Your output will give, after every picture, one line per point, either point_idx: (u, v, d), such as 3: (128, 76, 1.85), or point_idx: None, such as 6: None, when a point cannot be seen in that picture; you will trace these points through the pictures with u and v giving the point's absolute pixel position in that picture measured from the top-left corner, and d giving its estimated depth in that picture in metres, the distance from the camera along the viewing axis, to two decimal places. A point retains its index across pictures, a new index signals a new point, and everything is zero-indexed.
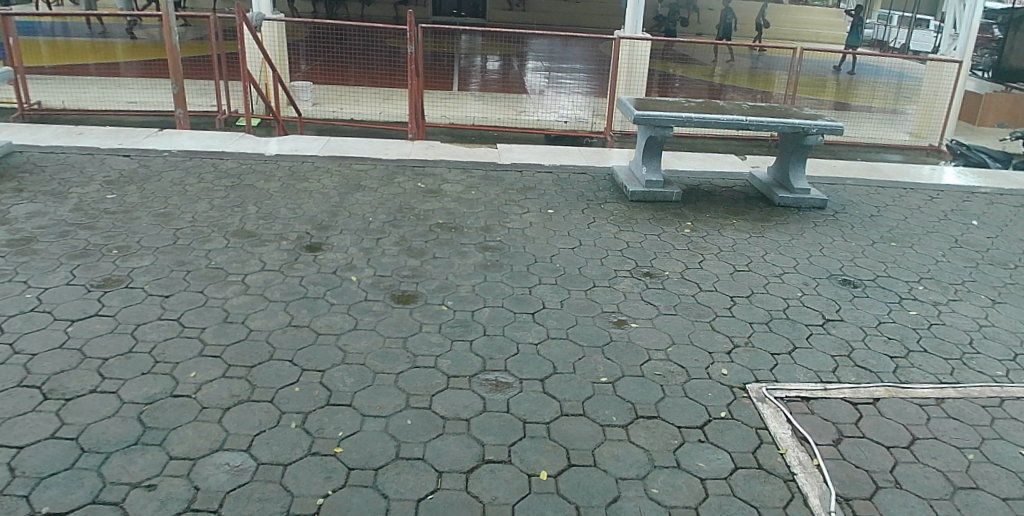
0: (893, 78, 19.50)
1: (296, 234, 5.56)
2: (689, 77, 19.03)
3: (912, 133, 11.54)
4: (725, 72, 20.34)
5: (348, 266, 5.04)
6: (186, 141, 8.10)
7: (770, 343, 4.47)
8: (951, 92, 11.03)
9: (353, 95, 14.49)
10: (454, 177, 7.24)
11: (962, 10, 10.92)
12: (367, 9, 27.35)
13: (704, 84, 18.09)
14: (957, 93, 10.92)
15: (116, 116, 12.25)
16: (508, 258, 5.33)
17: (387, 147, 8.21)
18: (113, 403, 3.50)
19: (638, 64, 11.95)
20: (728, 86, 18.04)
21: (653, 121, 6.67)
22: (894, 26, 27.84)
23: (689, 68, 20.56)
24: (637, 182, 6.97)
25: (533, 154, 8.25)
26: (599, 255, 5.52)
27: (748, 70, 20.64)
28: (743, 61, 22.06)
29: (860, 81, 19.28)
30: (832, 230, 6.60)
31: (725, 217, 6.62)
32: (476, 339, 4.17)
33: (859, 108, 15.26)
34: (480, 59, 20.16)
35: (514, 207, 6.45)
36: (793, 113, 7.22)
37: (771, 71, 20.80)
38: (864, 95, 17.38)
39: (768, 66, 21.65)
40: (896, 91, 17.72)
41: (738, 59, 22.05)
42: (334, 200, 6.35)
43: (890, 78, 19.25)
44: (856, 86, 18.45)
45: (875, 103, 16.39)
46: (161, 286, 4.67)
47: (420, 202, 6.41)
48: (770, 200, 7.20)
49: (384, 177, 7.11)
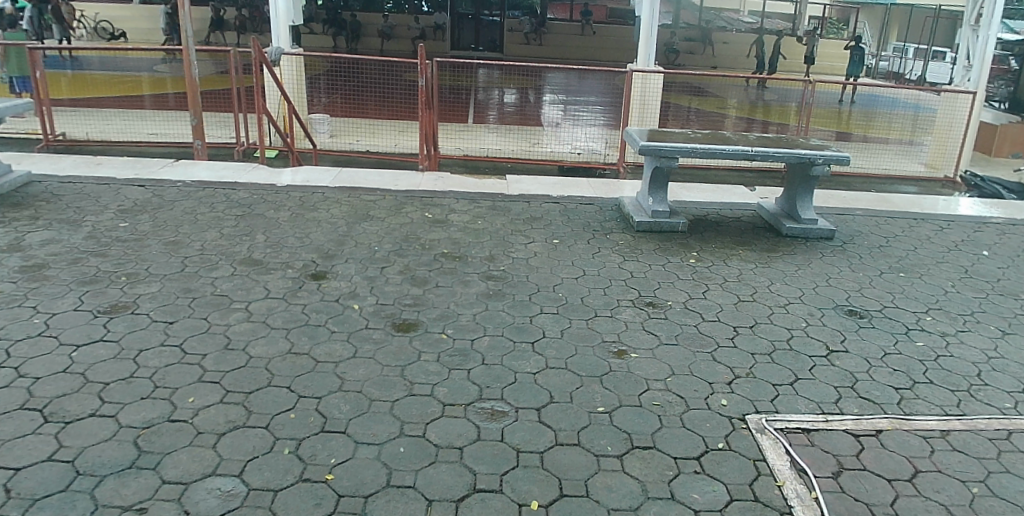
0: (909, 109, 19.57)
1: (302, 262, 5.62)
2: (704, 109, 19.16)
3: (928, 164, 11.44)
4: (740, 105, 20.47)
5: (351, 294, 5.09)
6: (202, 172, 8.27)
7: (773, 374, 4.42)
8: (966, 122, 10.98)
9: (370, 127, 14.78)
10: (461, 208, 7.29)
11: (975, 41, 10.92)
12: (387, 43, 27.92)
13: (720, 116, 18.20)
14: (972, 123, 10.89)
15: (138, 147, 12.69)
16: (511, 287, 5.34)
17: (397, 178, 8.31)
18: (111, 426, 3.53)
19: (651, 97, 12.13)
20: (744, 118, 18.12)
21: (659, 151, 6.67)
22: (910, 58, 27.95)
23: (704, 101, 20.71)
24: (643, 213, 6.96)
25: (542, 185, 8.32)
26: (602, 285, 5.51)
27: (763, 103, 20.80)
28: (757, 95, 22.32)
29: (875, 113, 19.32)
30: (840, 261, 6.56)
31: (732, 247, 6.59)
32: (474, 368, 4.17)
33: (873, 140, 15.27)
34: (498, 92, 20.48)
35: (520, 237, 6.49)
36: (800, 144, 7.21)
37: (786, 103, 20.90)
38: (879, 126, 17.43)
39: (782, 99, 21.85)
40: (912, 123, 17.72)
41: (752, 94, 22.30)
42: (342, 230, 6.43)
43: (902, 112, 19.34)
44: (871, 118, 18.48)
45: (890, 134, 16.43)
46: (166, 313, 4.73)
47: (426, 232, 6.48)
48: (777, 230, 7.18)
49: (393, 207, 7.19)
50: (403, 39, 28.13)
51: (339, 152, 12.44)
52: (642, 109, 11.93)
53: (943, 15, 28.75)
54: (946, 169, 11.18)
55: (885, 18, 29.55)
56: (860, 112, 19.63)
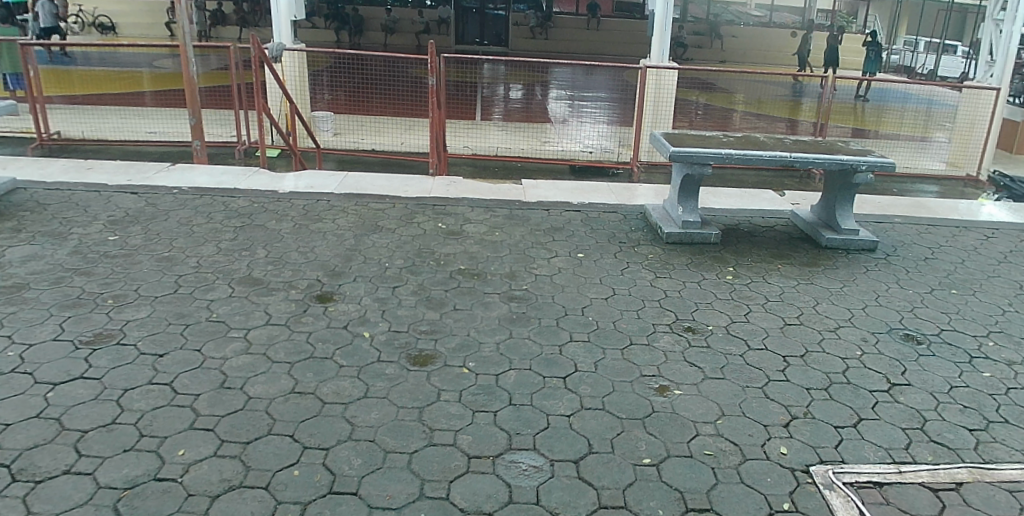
0: (922, 105, 19.17)
1: (306, 282, 5.16)
2: (715, 104, 18.70)
3: (948, 163, 11.00)
4: (750, 101, 19.99)
5: (361, 319, 4.62)
6: (199, 177, 7.81)
7: (833, 413, 3.95)
8: (989, 121, 10.49)
9: (376, 125, 14.31)
10: (476, 217, 6.81)
11: (999, 36, 10.35)
12: (390, 37, 27.49)
13: (731, 112, 17.70)
14: (995, 122, 10.38)
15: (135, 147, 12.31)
16: (535, 310, 4.87)
17: (406, 184, 7.86)
18: (87, 488, 3.08)
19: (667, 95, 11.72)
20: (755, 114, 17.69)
21: (690, 158, 6.16)
22: (920, 51, 27.47)
23: (714, 96, 20.24)
24: (672, 224, 6.47)
25: (560, 192, 7.87)
26: (634, 306, 5.02)
27: (774, 98, 20.37)
28: (767, 89, 21.88)
29: (888, 109, 18.85)
30: (887, 276, 6.06)
31: (770, 261, 6.10)
32: (501, 410, 3.70)
33: (890, 137, 14.80)
34: (505, 88, 19.98)
35: (541, 250, 6.01)
36: (840, 148, 6.69)
37: (797, 98, 20.45)
38: (891, 122, 17.02)
39: (793, 93, 21.41)
40: (927, 120, 17.25)
41: (762, 89, 21.88)
42: (349, 244, 5.96)
43: (916, 108, 18.85)
44: (885, 114, 18.02)
45: (905, 130, 15.96)
46: (155, 343, 4.27)
47: (440, 245, 6.01)
48: (815, 241, 6.69)
49: (403, 216, 6.72)
50: (405, 32, 27.61)
51: (344, 152, 11.99)
52: (657, 107, 11.48)
53: (955, 8, 28.32)
54: (967, 167, 10.73)
55: (896, 10, 29.09)
56: (872, 108, 19.15)
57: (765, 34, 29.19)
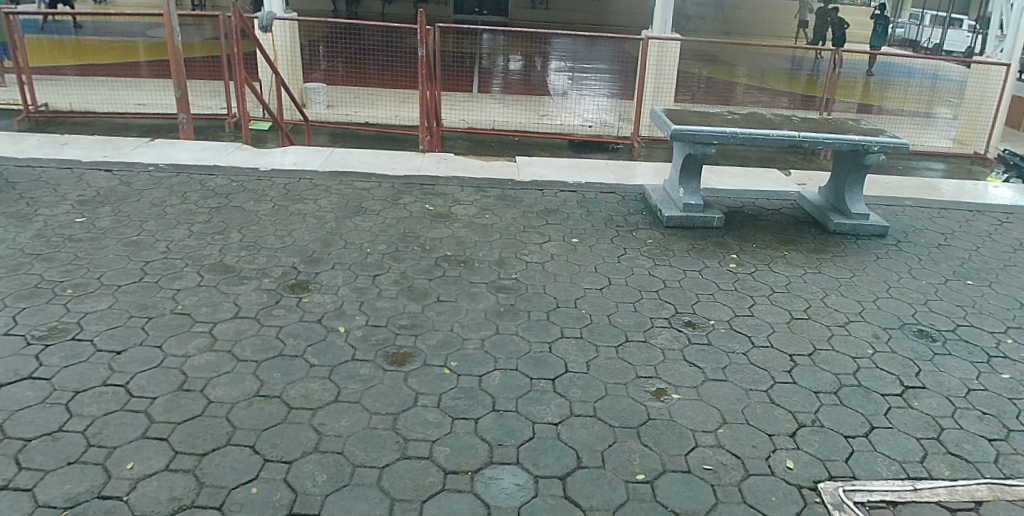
0: (928, 80, 18.75)
1: (281, 269, 4.83)
2: (717, 77, 18.25)
3: (957, 140, 10.59)
4: (753, 73, 19.48)
5: (337, 311, 4.30)
6: (179, 154, 7.45)
7: (843, 421, 3.65)
8: (998, 96, 10.05)
9: (369, 97, 13.88)
10: (466, 198, 6.45)
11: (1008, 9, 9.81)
12: (389, 7, 27.04)
13: (734, 86, 17.20)
14: (1006, 98, 9.95)
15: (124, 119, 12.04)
16: (525, 302, 4.55)
17: (395, 162, 7.50)
18: (23, 508, 2.79)
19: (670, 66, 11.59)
20: (758, 88, 17.25)
21: (694, 137, 5.77)
22: (927, 25, 26.90)
23: (716, 69, 19.72)
24: (673, 206, 6.10)
25: (556, 170, 7.50)
26: (631, 297, 4.70)
27: (777, 72, 19.90)
28: (770, 62, 21.39)
29: (894, 84, 18.37)
30: (898, 265, 5.74)
31: (776, 247, 5.77)
32: (482, 418, 3.40)
33: (897, 114, 14.38)
34: (504, 60, 19.46)
35: (533, 234, 5.68)
36: (851, 127, 6.29)
37: (801, 71, 19.99)
38: (895, 97, 16.60)
39: (797, 66, 20.93)
40: (934, 96, 16.82)
41: (764, 62, 21.40)
42: (329, 227, 5.63)
43: (923, 83, 18.39)
44: (891, 89, 17.55)
45: (912, 106, 15.54)
46: (114, 338, 3.96)
47: (426, 229, 5.68)
48: (823, 225, 6.34)
49: (389, 197, 6.37)
50: (406, 2, 27.22)
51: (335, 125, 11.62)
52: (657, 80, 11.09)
53: None
54: (977, 144, 10.34)
55: None
56: (878, 83, 18.67)
57: (769, 5, 28.61)
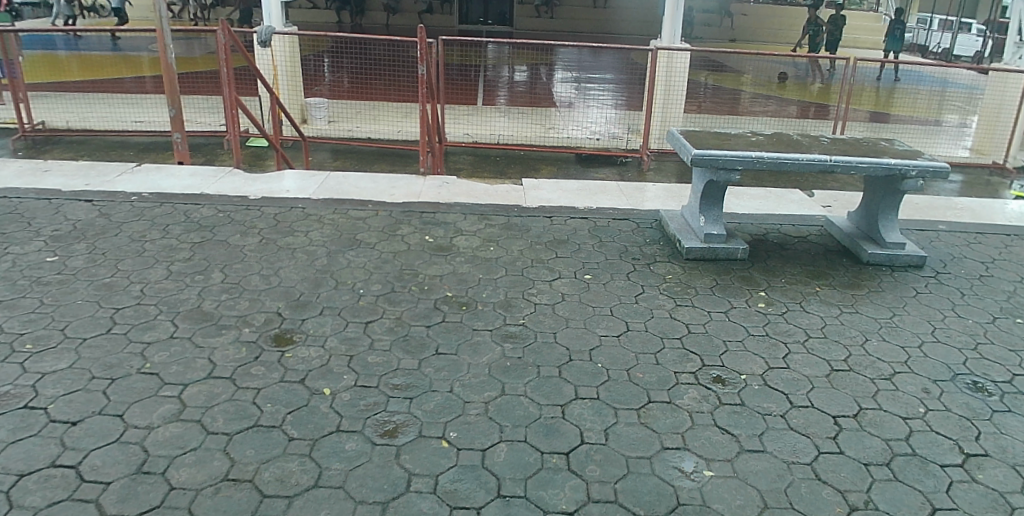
0: (938, 88, 18.40)
1: (263, 318, 4.38)
2: (725, 85, 17.80)
3: (973, 149, 10.07)
4: (760, 81, 19.03)
5: (323, 369, 3.84)
6: (165, 181, 7.02)
7: (900, 502, 3.18)
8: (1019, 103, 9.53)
9: (370, 111, 13.45)
10: (469, 227, 5.98)
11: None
12: (392, 17, 26.74)
13: (742, 94, 16.75)
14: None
15: (121, 136, 11.79)
16: (533, 353, 4.08)
17: (393, 187, 7.04)
18: None
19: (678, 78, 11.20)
20: (768, 96, 16.82)
21: (716, 162, 5.24)
22: (935, 30, 26.57)
23: (723, 77, 19.27)
24: (693, 236, 5.60)
25: (565, 194, 7.03)
26: (652, 346, 4.22)
27: (787, 79, 19.49)
28: (779, 70, 20.99)
29: (905, 91, 17.91)
30: (942, 300, 5.24)
31: (807, 282, 5.27)
32: (485, 507, 2.94)
33: (911, 123, 13.95)
34: (509, 70, 19.04)
35: (542, 269, 5.19)
36: (885, 149, 5.77)
37: (810, 78, 19.57)
38: (906, 105, 16.18)
39: (806, 73, 20.53)
40: (949, 104, 16.33)
41: (773, 69, 20.99)
42: (319, 263, 5.17)
43: (933, 90, 17.97)
44: (902, 97, 17.07)
45: (927, 115, 15.05)
46: (71, 406, 3.53)
47: (425, 264, 5.21)
48: (856, 255, 5.83)
49: (385, 227, 5.91)
50: (408, 13, 26.75)
51: (337, 142, 11.23)
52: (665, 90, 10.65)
53: None
54: (994, 154, 9.81)
55: None
56: (889, 90, 18.21)
57: (776, 11, 28.30)
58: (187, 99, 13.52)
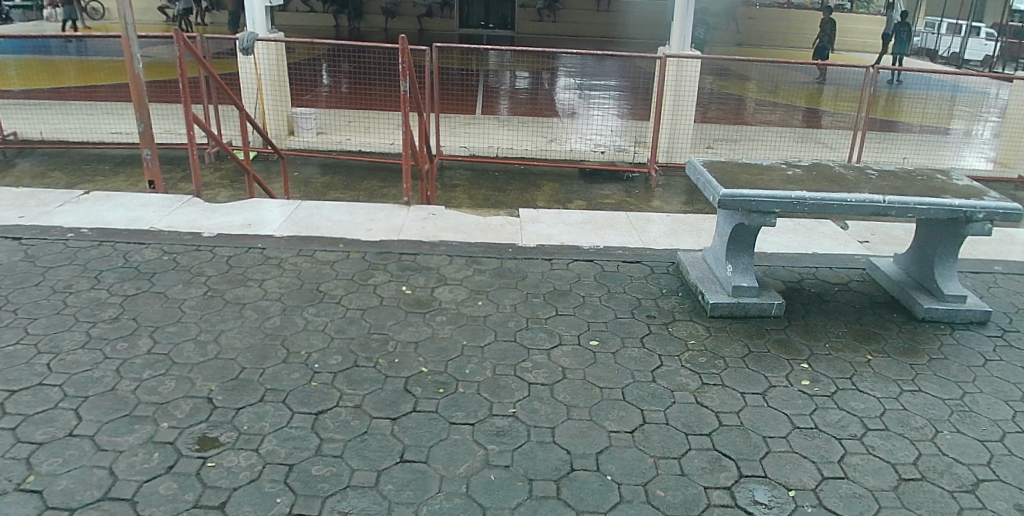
0: (947, 92, 17.64)
1: (190, 406, 3.52)
2: (729, 92, 16.96)
3: (997, 162, 9.48)
4: (765, 87, 18.18)
5: (253, 489, 2.99)
6: (114, 212, 6.19)
7: None
8: None
9: (362, 120, 12.58)
10: (454, 273, 5.11)
11: None
12: (391, 21, 25.97)
13: (749, 101, 15.90)
14: None
15: (97, 149, 11.04)
16: (525, 459, 3.22)
17: (372, 220, 6.18)
18: None
19: (688, 88, 10.32)
20: (774, 102, 15.98)
21: (749, 203, 4.36)
22: (943, 33, 25.77)
23: (727, 82, 18.46)
24: (718, 288, 4.75)
25: (568, 229, 6.16)
26: (675, 449, 3.36)
27: (793, 84, 18.67)
28: (784, 74, 20.20)
29: (918, 97, 17.01)
30: (1018, 369, 4.34)
31: (856, 349, 4.40)
32: None
33: (927, 131, 13.14)
34: (509, 76, 18.22)
35: (538, 331, 4.32)
36: (943, 184, 4.89)
37: (817, 84, 18.75)
38: (916, 112, 15.38)
39: (814, 77, 19.71)
40: (963, 111, 15.48)
41: (779, 73, 20.19)
42: (271, 324, 4.31)
43: (943, 95, 17.19)
44: (915, 103, 16.19)
45: (942, 124, 14.19)
46: None
47: (398, 325, 4.35)
48: (908, 309, 4.96)
49: (355, 273, 5.05)
50: (407, 16, 25.99)
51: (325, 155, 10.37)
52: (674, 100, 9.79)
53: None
54: (1019, 168, 9.23)
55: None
56: (901, 97, 17.32)
57: (780, 15, 27.57)
58: (166, 108, 12.68)
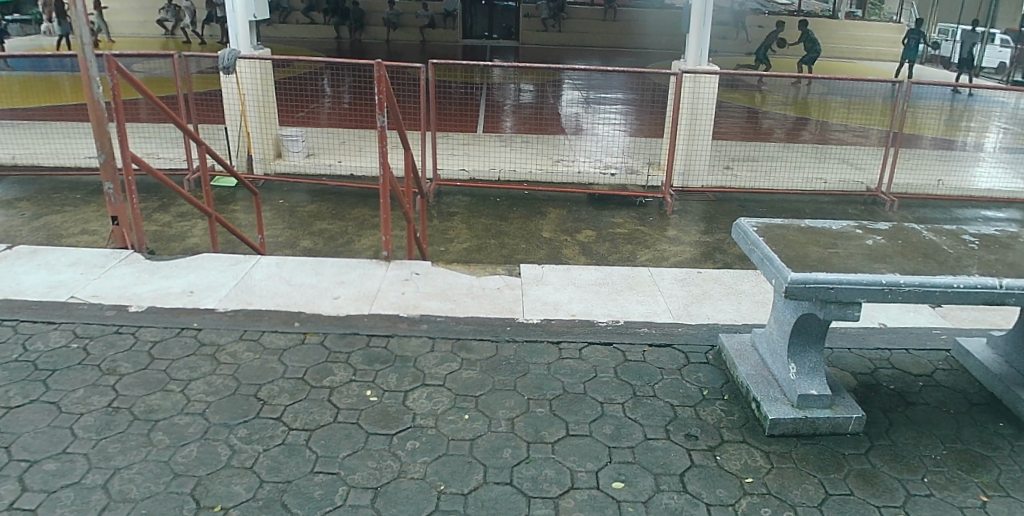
0: (974, 102, 16.52)
1: None
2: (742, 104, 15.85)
3: None
4: (778, 98, 17.08)
5: None
6: (33, 276, 5.13)
7: None
8: None
9: (351, 140, 11.49)
10: (434, 365, 4.03)
11: None
12: (393, 32, 24.88)
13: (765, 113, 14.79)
14: None
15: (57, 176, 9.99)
16: None
17: (341, 284, 5.09)
18: None
19: (705, 104, 9.16)
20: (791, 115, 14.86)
21: (826, 290, 3.28)
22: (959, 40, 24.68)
23: (739, 94, 17.37)
24: (779, 394, 3.66)
25: (579, 293, 5.06)
26: None
27: (807, 95, 17.56)
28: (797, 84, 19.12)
29: (944, 107, 15.85)
30: None
31: (964, 484, 3.30)
32: None
33: (961, 146, 12.03)
34: (513, 90, 17.15)
35: (542, 465, 3.23)
36: None
37: (834, 94, 17.66)
38: (943, 123, 14.26)
39: (829, 86, 18.61)
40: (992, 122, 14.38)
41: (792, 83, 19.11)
42: (186, 456, 3.25)
43: (970, 105, 16.07)
44: (941, 114, 15.02)
45: (973, 137, 13.08)
46: None
47: (353, 455, 3.26)
48: (1016, 414, 3.82)
49: (309, 368, 3.97)
50: (410, 27, 24.93)
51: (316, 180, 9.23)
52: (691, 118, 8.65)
53: None
54: None
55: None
56: (924, 107, 16.18)
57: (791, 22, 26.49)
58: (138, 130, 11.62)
